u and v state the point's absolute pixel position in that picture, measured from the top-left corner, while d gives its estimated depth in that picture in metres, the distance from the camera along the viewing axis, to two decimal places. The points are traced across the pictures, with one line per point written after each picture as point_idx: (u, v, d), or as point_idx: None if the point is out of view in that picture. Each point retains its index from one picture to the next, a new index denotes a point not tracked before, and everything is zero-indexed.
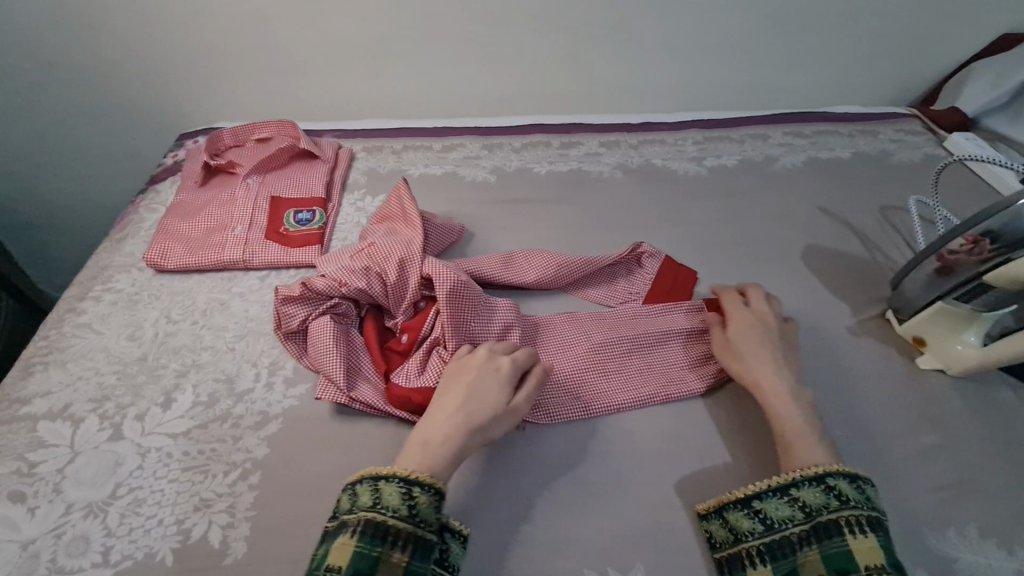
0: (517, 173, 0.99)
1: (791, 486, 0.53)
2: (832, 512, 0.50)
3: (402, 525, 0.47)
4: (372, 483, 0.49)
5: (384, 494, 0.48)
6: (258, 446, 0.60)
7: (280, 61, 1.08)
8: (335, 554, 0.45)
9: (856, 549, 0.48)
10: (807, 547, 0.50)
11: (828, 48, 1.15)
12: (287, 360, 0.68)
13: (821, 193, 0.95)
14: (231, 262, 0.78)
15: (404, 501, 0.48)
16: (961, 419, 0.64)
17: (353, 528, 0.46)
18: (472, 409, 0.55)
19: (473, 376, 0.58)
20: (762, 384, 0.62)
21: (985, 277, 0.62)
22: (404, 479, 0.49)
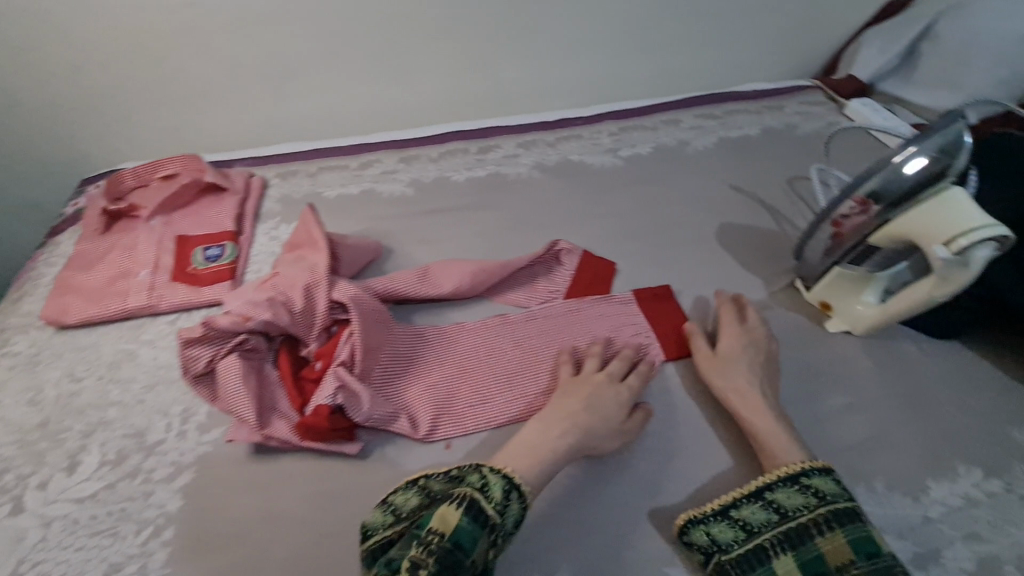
0: (435, 183, 0.98)
1: (802, 475, 0.54)
2: (848, 499, 0.52)
3: (496, 518, 0.49)
4: (483, 471, 0.52)
5: (490, 484, 0.51)
6: (172, 499, 0.58)
7: (183, 94, 1.05)
8: (437, 519, 0.47)
9: (876, 534, 0.50)
10: (826, 534, 0.50)
11: (728, 29, 1.18)
12: (199, 405, 0.66)
13: (732, 171, 0.98)
14: (137, 310, 0.75)
15: (506, 496, 0.50)
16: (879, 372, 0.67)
17: (458, 500, 0.48)
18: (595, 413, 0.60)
19: (595, 390, 0.62)
20: (744, 391, 0.62)
21: (870, 240, 0.65)
22: (506, 476, 0.52)
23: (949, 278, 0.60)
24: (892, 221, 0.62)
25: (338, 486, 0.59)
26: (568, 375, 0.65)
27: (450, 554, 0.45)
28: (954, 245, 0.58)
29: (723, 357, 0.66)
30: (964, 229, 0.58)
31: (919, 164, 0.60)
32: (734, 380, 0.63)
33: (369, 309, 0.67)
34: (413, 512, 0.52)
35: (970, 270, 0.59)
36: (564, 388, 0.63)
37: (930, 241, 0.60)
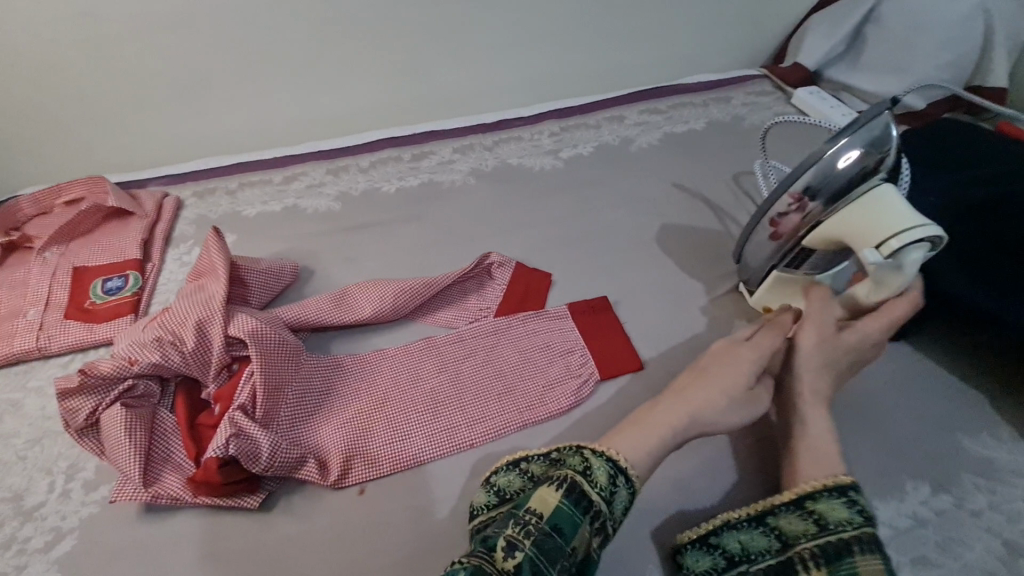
0: (365, 196, 0.92)
1: (852, 489, 0.49)
2: None
3: (601, 504, 0.46)
4: (587, 454, 0.49)
5: (594, 471, 0.48)
6: (47, 573, 0.52)
7: (88, 108, 0.97)
8: (538, 501, 0.45)
9: None
10: (865, 555, 0.45)
11: (672, 20, 1.14)
12: (87, 459, 0.59)
13: (677, 169, 0.94)
14: (24, 353, 0.68)
15: (609, 483, 0.47)
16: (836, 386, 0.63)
17: (558, 482, 0.46)
18: (706, 415, 0.54)
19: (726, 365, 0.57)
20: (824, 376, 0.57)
21: (804, 242, 0.61)
22: (611, 460, 0.49)
23: (883, 280, 0.58)
24: (823, 224, 0.58)
25: (236, 545, 0.53)
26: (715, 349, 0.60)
27: (547, 539, 0.42)
28: (886, 250, 0.54)
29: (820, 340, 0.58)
30: (895, 231, 0.54)
31: (856, 157, 0.56)
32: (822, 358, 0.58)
33: (271, 344, 0.61)
34: (516, 494, 0.49)
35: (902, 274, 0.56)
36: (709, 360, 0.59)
37: (861, 244, 0.56)
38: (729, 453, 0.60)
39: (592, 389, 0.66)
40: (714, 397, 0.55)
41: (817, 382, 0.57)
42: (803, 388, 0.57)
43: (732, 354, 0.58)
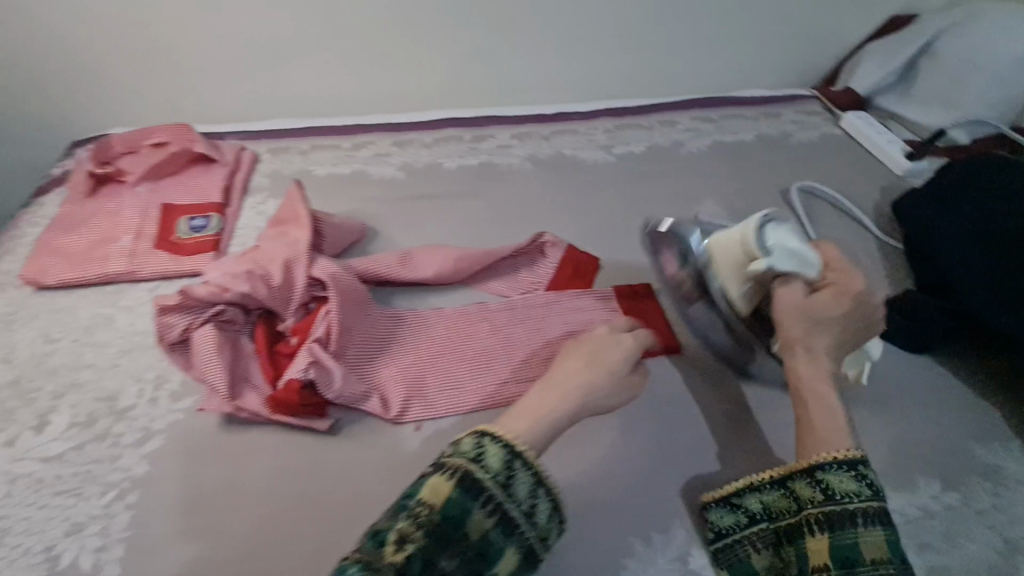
0: (427, 169, 0.97)
1: (863, 465, 0.52)
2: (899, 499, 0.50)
3: (496, 488, 0.45)
4: (482, 438, 0.48)
5: (487, 454, 0.47)
6: (138, 464, 0.58)
7: (180, 60, 1.04)
8: (424, 491, 0.45)
9: None
10: (870, 526, 0.49)
11: (730, 35, 1.19)
12: (173, 373, 0.66)
13: (724, 176, 0.98)
14: (116, 274, 0.75)
15: (504, 467, 0.47)
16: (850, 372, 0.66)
17: (447, 471, 0.46)
18: (591, 389, 0.55)
19: (594, 347, 0.59)
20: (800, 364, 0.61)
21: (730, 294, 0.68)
22: (507, 445, 0.48)
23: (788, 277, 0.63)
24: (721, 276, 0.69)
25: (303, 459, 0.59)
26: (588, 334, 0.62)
27: (436, 528, 0.43)
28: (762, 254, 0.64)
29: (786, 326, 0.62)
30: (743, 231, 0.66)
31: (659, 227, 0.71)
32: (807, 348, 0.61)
33: (348, 289, 0.67)
34: None
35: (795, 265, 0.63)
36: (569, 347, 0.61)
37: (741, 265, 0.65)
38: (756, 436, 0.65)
39: None
40: (601, 371, 0.56)
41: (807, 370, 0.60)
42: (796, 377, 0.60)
43: (592, 341, 0.60)
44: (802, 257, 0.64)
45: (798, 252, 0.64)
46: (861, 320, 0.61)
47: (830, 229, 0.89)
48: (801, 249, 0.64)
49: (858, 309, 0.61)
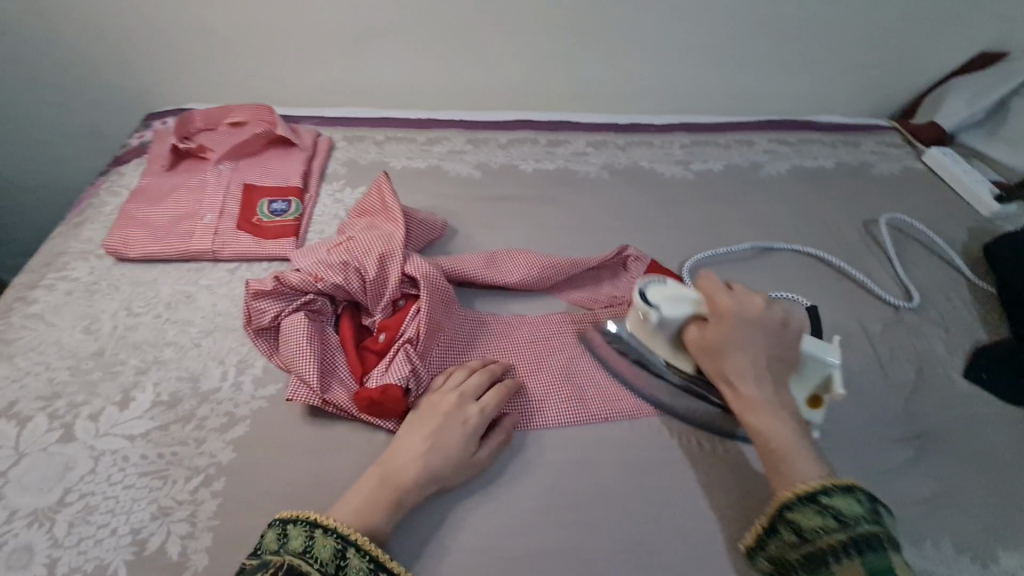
0: (503, 170, 0.96)
1: (819, 493, 0.47)
2: (870, 524, 0.44)
3: None
4: (310, 527, 0.47)
5: (317, 544, 0.46)
6: (223, 451, 0.57)
7: (260, 40, 1.03)
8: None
9: (899, 567, 0.42)
10: (843, 560, 0.43)
11: (814, 58, 1.16)
12: (256, 358, 0.65)
13: (805, 202, 0.96)
14: (199, 252, 0.74)
15: (334, 559, 0.45)
16: (816, 394, 0.60)
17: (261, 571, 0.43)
18: (434, 466, 0.53)
19: (444, 419, 0.56)
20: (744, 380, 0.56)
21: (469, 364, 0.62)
22: (341, 534, 0.47)
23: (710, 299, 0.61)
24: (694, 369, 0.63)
25: None
26: (437, 386, 0.60)
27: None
28: (642, 308, 0.62)
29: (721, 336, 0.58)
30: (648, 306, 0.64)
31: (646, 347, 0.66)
32: (741, 355, 0.57)
33: (439, 289, 0.66)
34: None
35: (684, 315, 0.61)
36: (425, 402, 0.58)
37: (640, 324, 0.64)
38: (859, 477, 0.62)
39: None
40: (435, 445, 0.54)
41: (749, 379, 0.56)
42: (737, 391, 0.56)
43: (438, 403, 0.57)
44: (691, 311, 0.61)
45: (687, 302, 0.62)
46: (781, 340, 0.58)
47: (918, 268, 0.86)
48: (683, 297, 0.62)
49: (768, 328, 0.58)
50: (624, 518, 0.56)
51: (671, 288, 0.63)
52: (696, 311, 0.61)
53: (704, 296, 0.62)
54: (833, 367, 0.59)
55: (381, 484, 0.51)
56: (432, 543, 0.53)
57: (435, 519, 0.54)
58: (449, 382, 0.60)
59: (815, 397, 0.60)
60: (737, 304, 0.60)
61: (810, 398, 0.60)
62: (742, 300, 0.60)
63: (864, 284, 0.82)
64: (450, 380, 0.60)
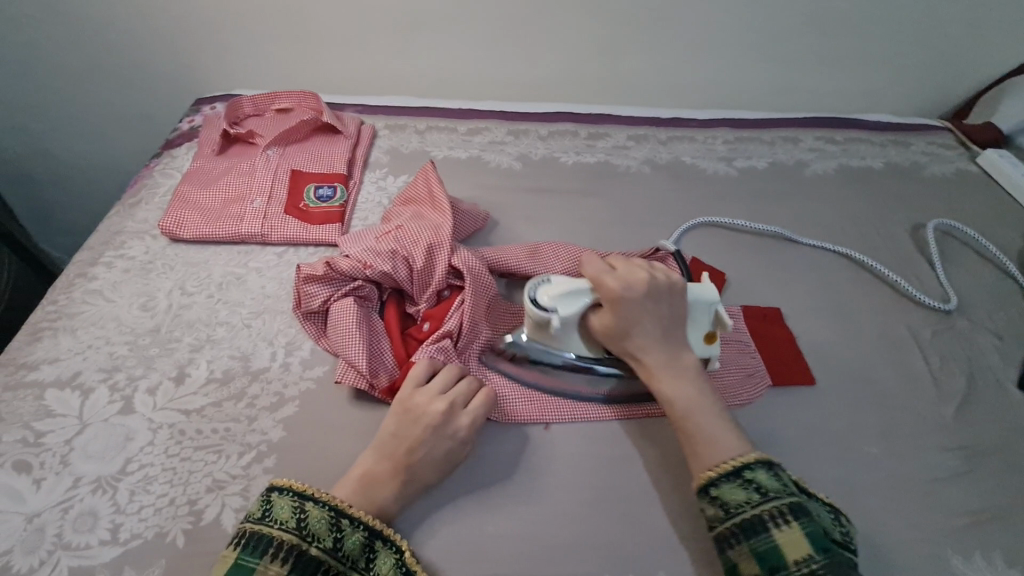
0: (544, 162, 0.95)
1: (710, 485, 0.49)
2: (755, 507, 0.47)
3: (286, 535, 0.45)
4: (298, 499, 0.48)
5: (310, 519, 0.47)
6: (274, 429, 0.58)
7: (306, 27, 1.04)
8: (217, 566, 0.44)
9: (783, 542, 0.45)
10: (736, 546, 0.47)
11: (865, 53, 1.12)
12: (304, 341, 0.66)
13: (851, 203, 0.94)
14: (248, 236, 0.76)
15: (294, 514, 0.47)
16: (710, 332, 0.61)
17: (238, 538, 0.45)
18: (424, 472, 0.52)
19: (428, 430, 0.53)
20: (648, 357, 0.56)
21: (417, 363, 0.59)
22: (334, 507, 0.48)
23: (598, 280, 0.59)
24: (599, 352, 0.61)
25: None
26: (413, 392, 0.55)
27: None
28: (541, 318, 0.59)
29: (615, 320, 0.57)
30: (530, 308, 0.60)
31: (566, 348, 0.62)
32: (636, 335, 0.57)
33: (482, 280, 0.66)
34: None
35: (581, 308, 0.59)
36: (402, 409, 0.54)
37: (539, 330, 0.60)
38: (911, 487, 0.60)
39: (768, 391, 0.66)
40: (424, 452, 0.52)
41: (651, 355, 0.56)
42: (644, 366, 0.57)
43: (423, 411, 0.54)
44: (587, 302, 0.59)
45: (581, 293, 0.59)
46: (670, 308, 0.58)
47: (970, 274, 0.83)
48: (574, 292, 0.59)
49: (653, 292, 0.58)
50: (667, 515, 0.55)
51: (561, 285, 0.59)
52: (590, 296, 0.59)
53: (592, 279, 0.59)
54: (717, 305, 0.61)
55: (375, 483, 0.51)
56: (477, 528, 0.53)
57: (480, 506, 0.54)
58: (429, 388, 0.56)
59: (711, 334, 0.61)
60: (622, 278, 0.58)
61: (706, 336, 0.61)
62: (628, 275, 0.59)
63: (908, 292, 0.80)
64: (437, 383, 0.56)
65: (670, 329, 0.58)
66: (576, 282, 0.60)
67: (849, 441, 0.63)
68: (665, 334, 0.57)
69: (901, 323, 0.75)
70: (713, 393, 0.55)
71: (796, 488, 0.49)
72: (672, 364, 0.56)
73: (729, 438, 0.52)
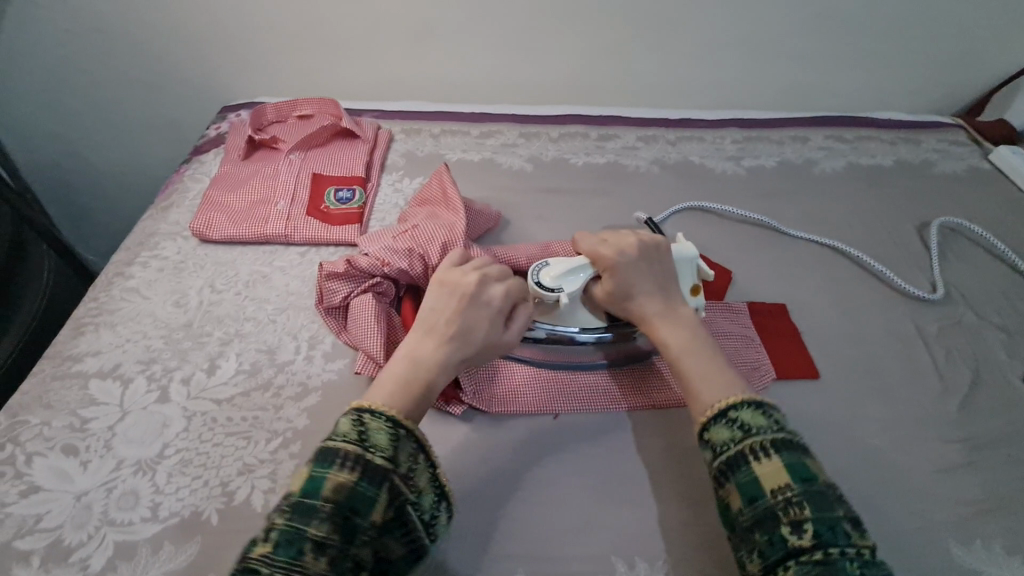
0: (554, 163, 0.98)
1: (700, 430, 0.52)
2: (738, 443, 0.48)
3: (351, 447, 0.44)
4: (357, 416, 0.47)
5: (371, 430, 0.46)
6: (299, 416, 0.62)
7: (325, 36, 1.08)
8: (293, 481, 0.44)
9: (764, 474, 0.46)
10: (723, 483, 0.48)
11: (876, 51, 1.13)
12: (326, 335, 0.70)
13: (859, 201, 0.95)
14: (273, 236, 0.80)
15: (355, 428, 0.46)
16: (696, 284, 0.66)
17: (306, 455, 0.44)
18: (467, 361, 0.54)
19: (467, 301, 0.56)
20: (644, 310, 0.60)
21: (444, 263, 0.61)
22: (391, 418, 0.47)
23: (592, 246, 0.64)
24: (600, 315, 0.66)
25: (453, 438, 0.61)
26: (447, 273, 0.58)
27: (303, 506, 0.41)
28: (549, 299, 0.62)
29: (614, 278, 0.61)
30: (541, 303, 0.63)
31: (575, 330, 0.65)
32: (632, 290, 0.61)
33: None
34: None
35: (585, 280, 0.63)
36: (440, 290, 0.57)
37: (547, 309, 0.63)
38: (914, 478, 0.61)
39: (772, 384, 0.68)
40: (464, 344, 0.54)
41: (647, 306, 0.60)
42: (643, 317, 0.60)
43: (459, 284, 0.57)
44: (587, 273, 0.63)
45: (580, 268, 0.63)
46: (661, 268, 0.63)
47: (979, 269, 0.84)
48: (573, 268, 0.63)
49: (645, 254, 0.63)
50: (672, 502, 0.57)
51: (559, 266, 0.63)
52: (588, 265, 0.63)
53: (587, 247, 0.64)
54: (697, 258, 0.66)
55: (419, 379, 0.51)
56: (491, 512, 0.56)
57: (492, 491, 0.57)
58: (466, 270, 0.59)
59: (696, 288, 0.66)
60: (614, 244, 0.64)
61: (692, 288, 0.66)
62: (621, 241, 0.64)
63: (916, 295, 0.79)
64: (465, 279, 0.57)
65: (663, 285, 0.62)
66: (573, 261, 0.64)
67: (852, 433, 0.64)
68: (659, 289, 0.61)
69: (907, 319, 0.76)
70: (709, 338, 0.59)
71: (790, 426, 0.50)
72: (668, 314, 0.60)
73: (723, 377, 0.54)
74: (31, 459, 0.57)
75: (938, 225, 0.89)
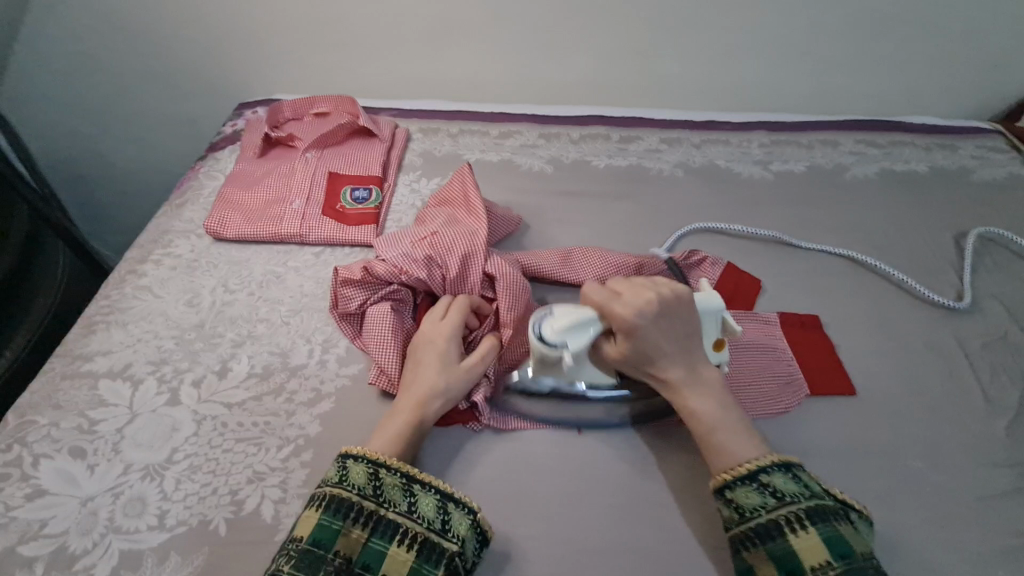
0: (576, 165, 0.95)
1: (725, 488, 0.50)
2: (770, 512, 0.48)
3: (365, 501, 0.48)
4: (372, 466, 0.50)
5: (385, 485, 0.49)
6: (311, 423, 0.60)
7: (345, 33, 1.07)
8: (301, 525, 0.47)
9: (799, 547, 0.46)
10: (751, 549, 0.47)
11: (911, 55, 1.09)
12: (340, 339, 0.68)
13: (893, 208, 0.91)
14: (287, 236, 0.78)
15: (370, 481, 0.49)
16: (720, 338, 0.60)
17: (320, 500, 0.48)
18: (450, 401, 0.58)
19: (423, 353, 0.60)
20: (665, 379, 0.56)
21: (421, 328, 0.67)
22: (405, 473, 0.50)
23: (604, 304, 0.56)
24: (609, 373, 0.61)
25: (470, 452, 0.58)
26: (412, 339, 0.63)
27: (310, 556, 0.45)
28: (553, 356, 0.57)
29: (632, 344, 0.55)
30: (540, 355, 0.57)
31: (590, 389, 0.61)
32: (652, 359, 0.55)
33: (517, 289, 0.66)
34: None
35: (592, 339, 0.56)
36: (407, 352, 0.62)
37: (549, 366, 0.58)
38: (959, 504, 0.57)
39: (804, 400, 0.65)
40: (434, 381, 0.57)
41: (668, 373, 0.56)
42: (664, 384, 0.56)
43: (415, 339, 0.62)
44: (596, 331, 0.57)
45: (589, 324, 0.56)
46: (683, 325, 0.56)
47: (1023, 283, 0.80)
48: (581, 323, 0.56)
49: (665, 311, 0.55)
50: (701, 524, 0.54)
51: (563, 318, 0.56)
52: (598, 321, 0.57)
53: (598, 305, 0.56)
54: (723, 309, 0.59)
55: (405, 422, 0.55)
56: (510, 530, 0.53)
57: (511, 508, 0.55)
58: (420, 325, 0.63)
59: (719, 341, 0.60)
60: (631, 301, 0.56)
61: (715, 342, 0.60)
62: (637, 294, 0.56)
63: (939, 301, 0.76)
64: (424, 326, 0.62)
65: (685, 345, 0.56)
66: (579, 311, 0.57)
67: (892, 454, 0.61)
68: (680, 352, 0.56)
69: (948, 334, 0.73)
70: (735, 405, 0.55)
71: (819, 489, 0.49)
72: (691, 383, 0.55)
73: (749, 450, 0.52)
74: (37, 461, 0.56)
75: (977, 236, 0.85)
